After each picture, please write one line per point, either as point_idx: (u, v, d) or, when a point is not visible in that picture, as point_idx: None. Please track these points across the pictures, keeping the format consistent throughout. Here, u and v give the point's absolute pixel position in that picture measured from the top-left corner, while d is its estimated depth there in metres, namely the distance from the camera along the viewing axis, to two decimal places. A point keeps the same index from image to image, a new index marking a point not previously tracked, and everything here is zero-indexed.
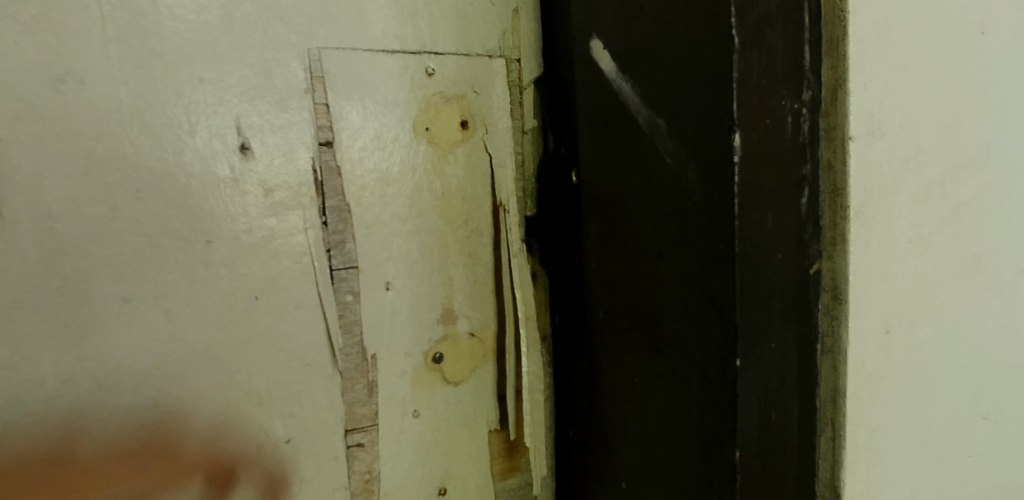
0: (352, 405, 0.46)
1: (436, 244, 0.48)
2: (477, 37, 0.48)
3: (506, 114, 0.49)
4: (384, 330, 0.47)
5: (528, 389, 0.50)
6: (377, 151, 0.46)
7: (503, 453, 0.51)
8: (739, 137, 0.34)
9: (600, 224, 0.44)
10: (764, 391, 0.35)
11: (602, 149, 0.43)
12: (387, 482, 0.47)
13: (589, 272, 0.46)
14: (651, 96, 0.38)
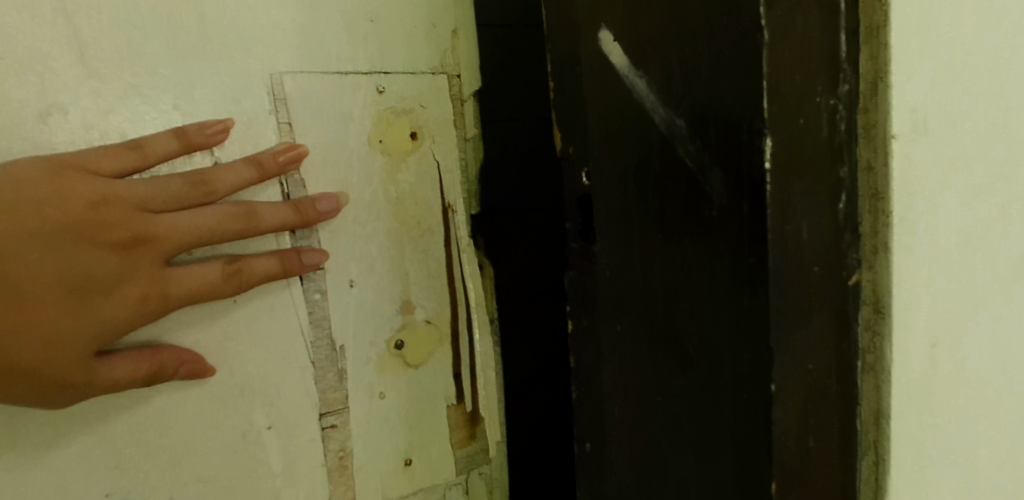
0: (325, 391, 0.50)
1: (394, 243, 0.52)
2: (421, 55, 0.52)
3: (450, 125, 0.54)
4: (350, 324, 0.50)
5: (481, 366, 0.56)
6: (339, 163, 0.49)
7: (463, 424, 0.56)
8: (770, 141, 0.30)
9: (613, 231, 0.41)
10: (803, 416, 0.32)
11: (617, 151, 0.39)
12: (360, 457, 0.52)
13: (601, 283, 0.43)
14: (670, 95, 0.35)
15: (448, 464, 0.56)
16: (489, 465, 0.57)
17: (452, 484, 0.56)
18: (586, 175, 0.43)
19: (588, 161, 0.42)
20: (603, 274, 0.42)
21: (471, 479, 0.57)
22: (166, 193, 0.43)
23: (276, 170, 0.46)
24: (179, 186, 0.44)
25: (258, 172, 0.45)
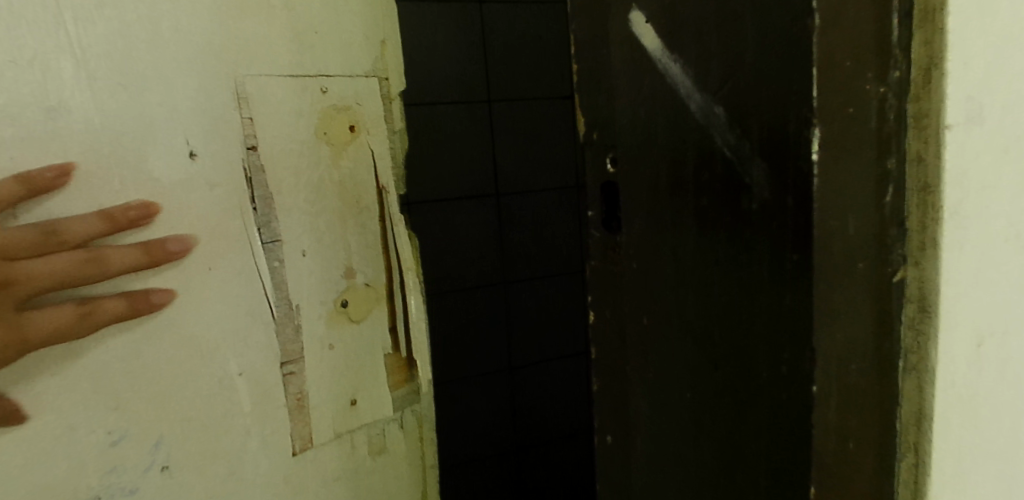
0: (285, 343, 0.67)
1: (337, 219, 0.69)
2: (357, 62, 0.69)
3: (380, 120, 0.71)
4: (303, 284, 0.67)
5: (412, 317, 0.75)
6: (292, 153, 0.65)
7: (397, 365, 0.76)
8: (819, 131, 0.29)
9: (639, 221, 0.39)
10: (845, 418, 0.31)
11: (647, 137, 0.38)
12: (314, 398, 0.69)
13: (624, 275, 0.41)
14: (707, 79, 0.33)
15: (386, 402, 0.76)
16: (418, 401, 0.79)
17: (391, 419, 0.77)
18: (612, 163, 0.41)
19: (614, 147, 0.41)
20: (628, 264, 0.41)
21: (405, 416, 0.78)
22: (25, 244, 0.53)
23: (125, 222, 0.56)
24: (35, 238, 0.54)
25: (107, 224, 0.56)
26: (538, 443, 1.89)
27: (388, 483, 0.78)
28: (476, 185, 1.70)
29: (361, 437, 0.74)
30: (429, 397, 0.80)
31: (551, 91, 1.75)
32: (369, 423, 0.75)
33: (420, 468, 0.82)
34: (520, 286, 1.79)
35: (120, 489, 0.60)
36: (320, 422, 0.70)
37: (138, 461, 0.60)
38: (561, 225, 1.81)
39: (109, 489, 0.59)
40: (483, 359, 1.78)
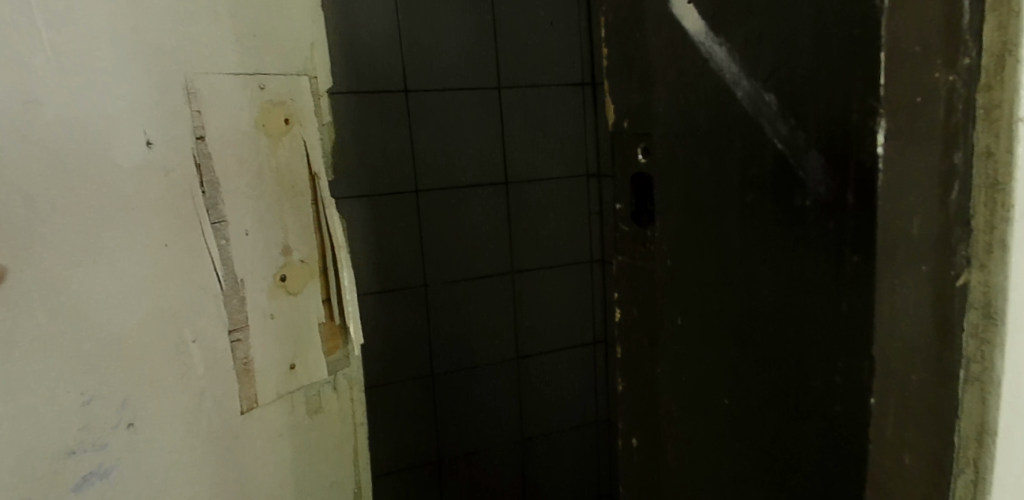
0: (233, 312, 0.71)
1: (275, 200, 0.75)
2: (290, 59, 0.77)
3: (310, 114, 0.79)
4: (249, 259, 0.72)
5: (344, 291, 0.85)
6: (235, 141, 0.70)
7: (330, 335, 0.84)
8: (883, 124, 0.26)
9: (672, 217, 0.37)
10: (902, 430, 0.30)
11: (684, 127, 0.36)
12: (258, 362, 0.74)
13: (654, 272, 0.39)
14: (756, 64, 0.31)
15: (320, 366, 0.83)
16: (348, 362, 0.88)
17: (323, 382, 0.84)
18: (644, 153, 0.39)
19: (648, 137, 0.38)
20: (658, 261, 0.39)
21: (337, 379, 0.86)
22: None
23: None
24: None
25: None
26: (546, 435, 1.88)
27: (322, 437, 0.86)
28: (485, 173, 1.67)
29: (299, 396, 0.81)
30: (358, 361, 0.89)
31: (563, 77, 1.72)
32: (305, 384, 0.81)
33: (348, 423, 0.90)
34: (529, 275, 1.77)
35: (90, 449, 0.58)
36: (266, 384, 0.75)
37: (106, 421, 0.59)
38: (570, 214, 1.79)
39: (82, 446, 0.57)
40: (491, 349, 1.77)
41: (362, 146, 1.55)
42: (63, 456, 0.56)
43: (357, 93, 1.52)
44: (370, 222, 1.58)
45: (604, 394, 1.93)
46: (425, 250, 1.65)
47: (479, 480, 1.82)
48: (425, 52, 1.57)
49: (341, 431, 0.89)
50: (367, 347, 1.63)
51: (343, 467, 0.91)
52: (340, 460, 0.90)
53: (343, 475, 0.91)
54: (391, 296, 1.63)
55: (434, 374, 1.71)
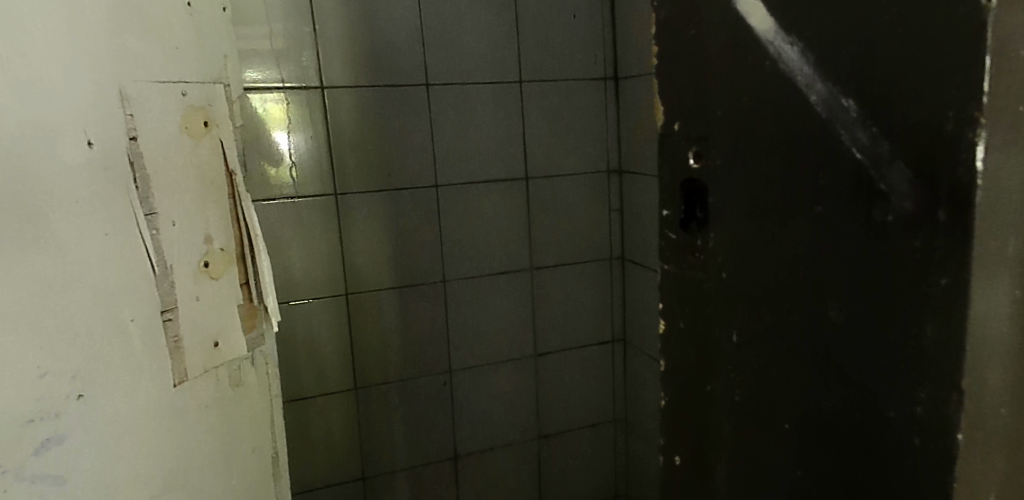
0: (165, 295, 0.70)
1: (200, 192, 0.74)
2: (207, 65, 0.77)
3: (226, 117, 0.80)
4: (178, 244, 0.71)
5: (259, 277, 0.86)
6: (167, 139, 0.70)
7: (248, 317, 0.84)
8: (982, 136, 0.24)
9: (727, 228, 0.36)
10: (987, 468, 0.28)
11: (744, 132, 0.34)
12: (188, 341, 0.73)
13: (705, 285, 0.38)
14: (833, 66, 0.29)
15: (241, 345, 0.82)
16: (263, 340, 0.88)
17: (246, 360, 0.84)
18: (697, 158, 0.37)
19: (702, 141, 0.36)
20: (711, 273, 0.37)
21: (257, 358, 0.86)
22: None
23: None
24: None
25: None
26: (562, 433, 1.85)
27: (247, 408, 0.85)
28: (505, 168, 1.65)
29: (225, 373, 0.80)
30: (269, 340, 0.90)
31: (585, 72, 1.68)
32: (229, 361, 0.80)
33: (269, 394, 0.90)
34: (547, 272, 1.75)
35: (48, 417, 0.59)
36: (197, 366, 0.75)
37: (60, 390, 0.59)
38: (591, 211, 1.76)
39: (42, 412, 0.58)
40: (508, 346, 1.75)
41: (382, 141, 1.53)
42: (21, 425, 0.57)
43: (378, 87, 1.51)
44: (390, 217, 1.57)
45: (623, 394, 1.90)
46: (444, 245, 1.63)
47: (495, 477, 1.80)
48: (446, 46, 1.55)
49: (263, 403, 0.89)
50: (385, 343, 1.62)
51: (267, 439, 0.90)
52: (263, 431, 0.89)
53: (266, 445, 0.90)
54: (410, 292, 1.62)
55: (452, 370, 1.70)
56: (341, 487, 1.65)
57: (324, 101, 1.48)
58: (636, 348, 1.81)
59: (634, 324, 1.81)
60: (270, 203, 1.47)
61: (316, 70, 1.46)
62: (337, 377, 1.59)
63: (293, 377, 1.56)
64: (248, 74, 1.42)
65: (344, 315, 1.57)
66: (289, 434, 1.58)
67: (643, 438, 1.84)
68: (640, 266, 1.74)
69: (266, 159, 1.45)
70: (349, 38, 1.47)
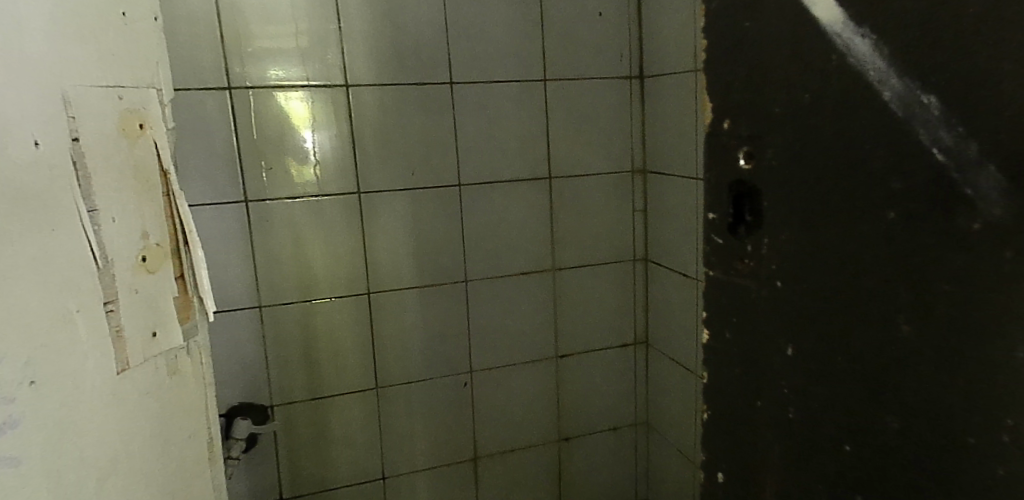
0: (108, 287, 0.70)
1: (134, 189, 0.76)
2: (135, 71, 0.78)
3: (156, 117, 0.82)
4: (118, 239, 0.72)
5: (189, 273, 0.88)
6: (109, 139, 0.72)
7: (182, 309, 0.86)
8: None
9: (779, 234, 0.33)
10: None
11: (802, 133, 0.31)
12: (128, 331, 0.74)
13: (754, 294, 0.36)
14: (911, 60, 0.26)
15: (177, 335, 0.84)
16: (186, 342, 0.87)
17: (182, 349, 0.86)
18: (748, 158, 0.35)
19: (755, 142, 0.34)
20: (763, 283, 0.35)
21: (189, 347, 0.88)
22: None
23: None
24: None
25: None
26: (582, 435, 1.83)
27: (182, 398, 0.86)
28: (528, 167, 1.63)
29: (162, 362, 0.81)
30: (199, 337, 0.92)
31: (610, 70, 1.66)
32: (167, 350, 0.82)
33: (201, 382, 0.92)
34: (570, 273, 1.72)
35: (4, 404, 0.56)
36: (138, 355, 0.76)
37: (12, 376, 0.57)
38: (614, 211, 1.73)
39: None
40: (529, 347, 1.73)
41: (405, 139, 1.52)
42: None
43: (402, 86, 1.50)
44: (412, 215, 1.56)
45: (644, 397, 1.87)
46: (466, 245, 1.62)
47: (515, 478, 1.78)
48: (470, 44, 1.54)
49: (194, 390, 0.89)
50: (406, 342, 1.61)
51: (200, 422, 0.91)
52: (196, 415, 0.90)
53: (200, 428, 0.91)
54: (431, 291, 1.61)
55: (472, 370, 1.68)
56: (361, 485, 1.64)
57: (348, 99, 1.47)
58: (659, 350, 1.78)
59: (656, 326, 1.78)
60: (293, 200, 1.47)
61: (340, 68, 1.45)
62: (357, 376, 1.59)
63: (314, 375, 1.55)
64: (273, 71, 1.41)
65: (365, 314, 1.56)
66: (309, 431, 1.58)
67: (665, 442, 1.81)
68: (664, 268, 1.71)
69: (289, 157, 1.45)
70: (373, 35, 1.46)
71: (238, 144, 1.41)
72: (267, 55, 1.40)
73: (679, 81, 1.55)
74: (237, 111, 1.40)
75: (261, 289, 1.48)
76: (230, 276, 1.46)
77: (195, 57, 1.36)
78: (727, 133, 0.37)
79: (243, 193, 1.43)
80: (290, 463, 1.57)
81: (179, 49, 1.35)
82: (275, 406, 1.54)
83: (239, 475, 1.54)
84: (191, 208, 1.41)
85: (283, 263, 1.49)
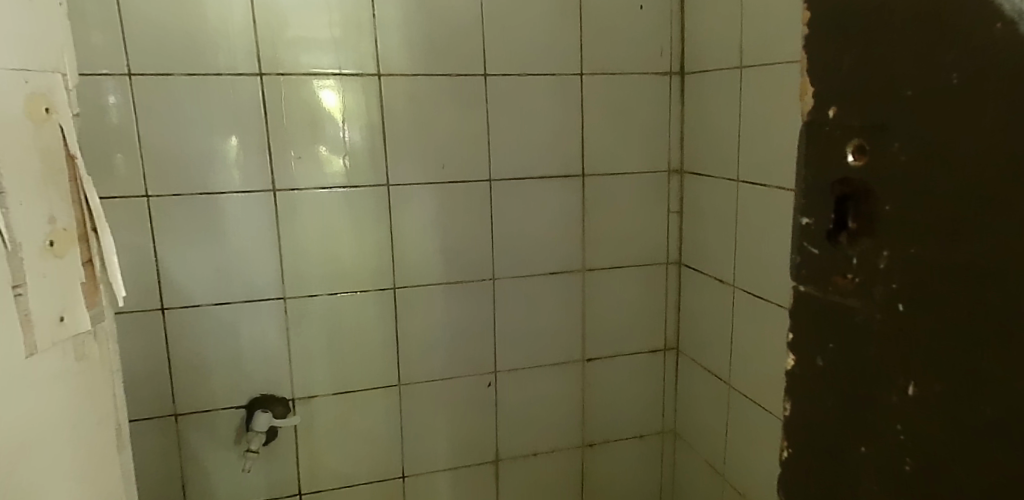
0: (15, 269, 0.72)
1: (40, 173, 0.77)
2: (43, 57, 0.80)
3: (64, 103, 0.83)
4: (24, 222, 0.73)
5: (96, 256, 0.89)
6: (12, 122, 0.72)
7: (88, 293, 0.87)
8: None
9: (900, 243, 0.29)
10: None
11: (937, 128, 0.27)
12: (37, 314, 0.75)
13: (861, 311, 0.32)
14: None
15: (84, 320, 0.85)
16: (95, 328, 0.89)
17: (89, 334, 0.87)
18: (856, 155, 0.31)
19: (870, 137, 0.30)
20: (873, 304, 0.31)
21: (99, 332, 0.89)
22: None
23: None
24: None
25: None
26: (608, 441, 1.76)
27: (89, 383, 0.87)
28: (562, 164, 1.57)
29: (70, 347, 0.82)
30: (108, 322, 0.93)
31: (649, 65, 1.59)
32: (75, 335, 0.83)
33: (110, 371, 0.93)
34: (601, 275, 1.66)
35: None
36: (49, 341, 0.77)
37: None
38: (648, 212, 1.66)
39: None
40: (556, 350, 1.67)
41: (438, 132, 1.47)
42: None
43: (436, 77, 1.45)
44: (442, 210, 1.51)
45: (672, 404, 1.80)
46: (495, 242, 1.56)
47: (537, 483, 1.73)
48: (506, 35, 1.48)
49: (104, 380, 0.91)
50: (432, 340, 1.56)
51: (110, 412, 0.93)
52: (107, 405, 0.92)
53: (109, 419, 0.93)
54: (459, 288, 1.56)
55: (497, 371, 1.63)
56: (379, 484, 1.60)
57: (380, 88, 1.42)
58: (690, 358, 1.71)
59: (688, 333, 1.71)
60: (321, 191, 1.43)
61: (373, 57, 1.41)
62: (380, 372, 1.54)
63: (337, 370, 1.52)
64: (303, 59, 1.37)
65: (391, 310, 1.52)
66: (331, 428, 1.54)
67: (693, 452, 1.74)
68: (699, 272, 1.64)
69: (317, 146, 1.41)
70: (407, 24, 1.41)
71: (268, 132, 1.38)
72: (298, 40, 1.36)
73: (722, 78, 1.48)
74: (268, 99, 1.37)
75: (286, 280, 1.45)
76: (255, 266, 1.43)
77: (226, 41, 1.33)
78: (828, 125, 0.32)
79: (270, 182, 1.40)
80: (310, 459, 1.54)
81: (211, 33, 1.32)
82: (297, 400, 1.50)
83: (258, 469, 1.51)
84: (219, 196, 1.38)
85: (308, 255, 1.45)
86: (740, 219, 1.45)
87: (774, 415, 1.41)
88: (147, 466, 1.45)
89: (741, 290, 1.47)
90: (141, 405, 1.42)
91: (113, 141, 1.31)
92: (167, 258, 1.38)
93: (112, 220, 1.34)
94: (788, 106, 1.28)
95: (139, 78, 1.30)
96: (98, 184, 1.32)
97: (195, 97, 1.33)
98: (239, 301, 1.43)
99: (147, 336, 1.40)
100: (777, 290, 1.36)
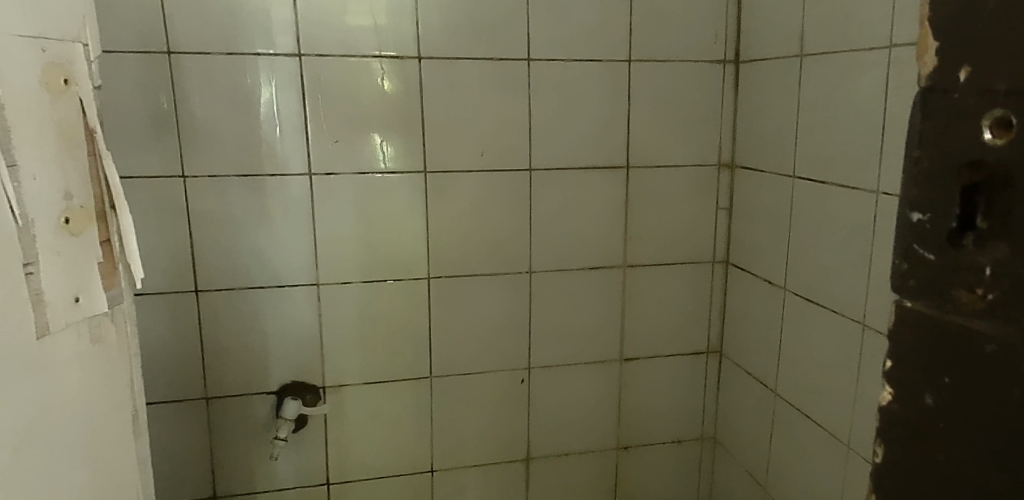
0: (28, 246, 0.69)
1: (56, 147, 0.74)
2: (64, 26, 0.76)
3: (85, 75, 0.79)
4: (39, 198, 0.70)
5: (116, 235, 0.85)
6: (24, 93, 0.68)
7: (107, 273, 0.84)
8: None
9: None
10: None
11: None
12: (49, 293, 0.71)
13: (996, 329, 0.27)
14: None
15: (102, 301, 0.82)
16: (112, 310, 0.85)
17: (105, 317, 0.83)
18: (997, 133, 0.27)
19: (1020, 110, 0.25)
20: (1008, 327, 0.27)
21: (117, 313, 0.86)
22: None
23: None
24: None
25: None
26: (644, 445, 1.68)
27: (104, 366, 0.83)
28: (606, 154, 1.49)
29: (85, 329, 0.79)
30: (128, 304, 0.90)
31: (703, 54, 1.49)
32: (90, 316, 0.80)
33: (127, 354, 0.90)
34: (643, 271, 1.58)
35: None
36: (62, 321, 0.74)
37: None
38: (697, 207, 1.57)
39: None
40: (593, 348, 1.59)
41: (478, 118, 1.41)
42: None
43: (478, 61, 1.39)
44: (479, 199, 1.45)
45: (713, 410, 1.71)
46: (533, 234, 1.50)
47: (569, 484, 1.66)
48: (552, 18, 1.41)
49: (120, 363, 0.87)
50: (466, 334, 1.51)
51: (125, 397, 0.89)
52: (123, 388, 0.88)
53: (125, 404, 0.89)
54: (495, 281, 1.50)
55: (531, 367, 1.57)
56: (407, 478, 1.56)
57: (420, 71, 1.36)
58: (735, 362, 1.61)
59: (733, 336, 1.61)
60: (358, 176, 1.38)
61: (414, 39, 1.35)
62: (411, 364, 1.50)
63: (368, 361, 1.47)
64: (342, 42, 1.32)
65: (424, 301, 1.47)
66: (361, 420, 1.50)
67: (734, 460, 1.64)
68: (748, 273, 1.54)
69: (352, 130, 1.36)
70: (448, 5, 1.35)
71: (305, 114, 1.34)
72: (335, 22, 1.31)
73: (780, 67, 1.37)
74: (306, 80, 1.32)
75: (319, 267, 1.41)
76: (288, 252, 1.39)
77: (263, 21, 1.29)
78: (958, 97, 0.28)
79: (307, 166, 1.36)
80: (338, 449, 1.50)
81: (248, 12, 1.28)
82: (327, 388, 1.47)
83: (285, 457, 1.48)
84: (256, 178, 1.34)
85: (341, 241, 1.41)
86: (795, 217, 1.35)
87: (823, 428, 1.31)
88: (173, 448, 1.43)
89: (793, 293, 1.37)
90: (171, 387, 1.40)
91: (150, 120, 1.28)
92: (202, 241, 1.35)
93: (145, 200, 1.31)
94: (854, 99, 1.17)
95: (178, 56, 1.27)
96: (132, 163, 1.30)
97: (233, 76, 1.30)
98: (272, 286, 1.40)
99: (179, 318, 1.38)
100: (833, 296, 1.25)
